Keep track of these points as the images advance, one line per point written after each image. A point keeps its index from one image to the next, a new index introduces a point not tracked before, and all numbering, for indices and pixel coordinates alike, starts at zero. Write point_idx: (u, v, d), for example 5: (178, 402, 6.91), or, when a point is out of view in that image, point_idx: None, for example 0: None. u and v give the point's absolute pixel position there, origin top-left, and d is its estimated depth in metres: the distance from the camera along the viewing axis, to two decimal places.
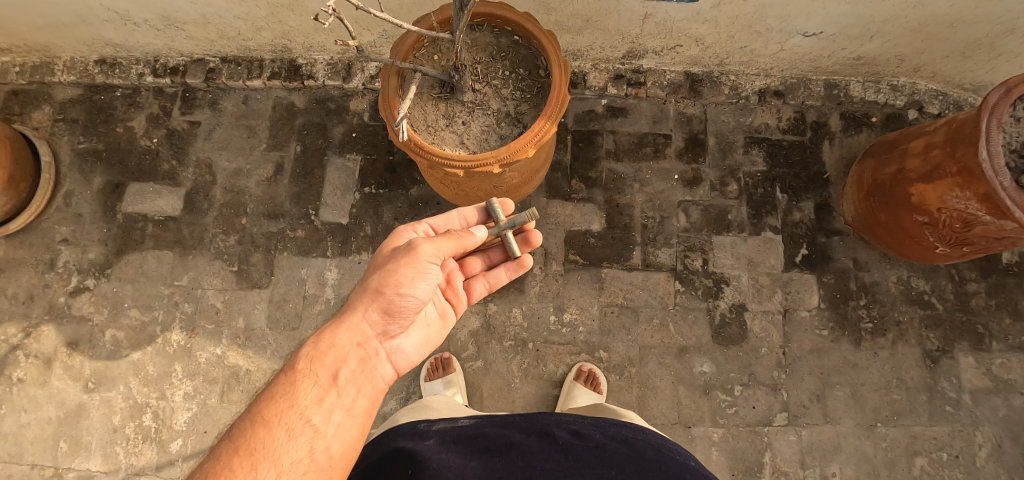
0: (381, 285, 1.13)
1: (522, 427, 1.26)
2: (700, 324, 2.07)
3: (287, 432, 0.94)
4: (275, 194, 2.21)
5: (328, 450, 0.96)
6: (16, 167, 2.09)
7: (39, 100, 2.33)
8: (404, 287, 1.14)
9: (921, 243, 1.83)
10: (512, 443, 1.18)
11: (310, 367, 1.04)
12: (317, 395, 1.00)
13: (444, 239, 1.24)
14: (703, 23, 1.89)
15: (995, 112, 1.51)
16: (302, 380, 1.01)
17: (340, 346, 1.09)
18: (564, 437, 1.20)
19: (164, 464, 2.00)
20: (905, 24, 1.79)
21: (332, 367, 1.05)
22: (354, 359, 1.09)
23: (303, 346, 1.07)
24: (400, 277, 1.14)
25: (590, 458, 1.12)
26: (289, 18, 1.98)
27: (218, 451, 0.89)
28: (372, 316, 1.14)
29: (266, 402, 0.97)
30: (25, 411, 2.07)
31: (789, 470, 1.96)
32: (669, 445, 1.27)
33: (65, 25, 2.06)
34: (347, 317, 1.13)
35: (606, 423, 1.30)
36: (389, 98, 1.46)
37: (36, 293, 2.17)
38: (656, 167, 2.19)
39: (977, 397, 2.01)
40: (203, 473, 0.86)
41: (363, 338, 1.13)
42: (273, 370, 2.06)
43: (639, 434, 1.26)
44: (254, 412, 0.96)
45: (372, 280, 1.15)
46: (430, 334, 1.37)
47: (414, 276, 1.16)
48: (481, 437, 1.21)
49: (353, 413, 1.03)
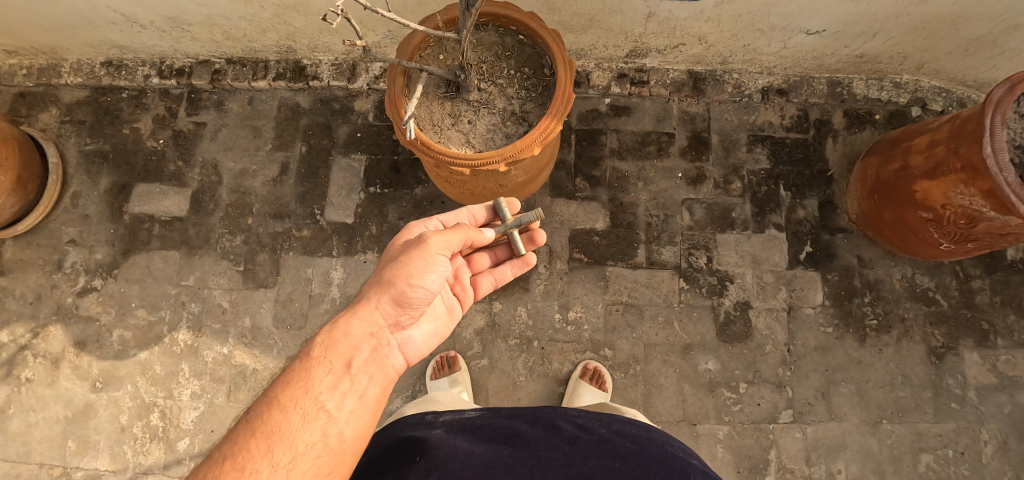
0: (394, 277, 1.14)
1: (528, 418, 1.26)
2: (705, 321, 2.08)
3: (302, 416, 0.95)
4: (281, 194, 2.22)
5: (340, 435, 0.97)
6: (24, 169, 2.11)
7: (46, 102, 2.35)
8: (416, 278, 1.16)
9: (925, 239, 1.83)
10: (518, 433, 1.18)
11: (324, 354, 1.04)
12: (332, 382, 1.01)
13: (454, 233, 1.25)
14: (706, 22, 1.89)
15: (999, 108, 1.51)
16: (317, 366, 1.02)
17: (354, 335, 1.09)
18: (569, 429, 1.20)
19: (172, 463, 2.01)
20: (907, 21, 1.80)
21: (346, 355, 1.06)
22: (368, 348, 1.10)
23: (318, 333, 1.07)
24: (413, 268, 1.16)
25: (595, 450, 1.12)
26: (294, 20, 1.99)
27: (235, 433, 0.90)
28: (385, 306, 1.15)
29: (282, 387, 0.98)
30: (33, 411, 2.08)
31: (795, 467, 1.96)
32: (672, 442, 1.27)
33: (72, 27, 2.08)
34: (360, 307, 1.14)
35: (610, 417, 1.29)
36: (396, 97, 1.47)
37: (44, 293, 2.19)
38: (660, 166, 2.19)
39: (983, 394, 2.01)
40: (221, 454, 0.86)
41: (376, 328, 1.14)
42: (280, 369, 2.08)
43: (644, 431, 1.26)
44: (269, 396, 0.97)
45: (386, 270, 1.16)
46: (438, 327, 1.38)
47: (427, 268, 1.17)
48: (487, 427, 1.21)
49: (365, 400, 1.04)
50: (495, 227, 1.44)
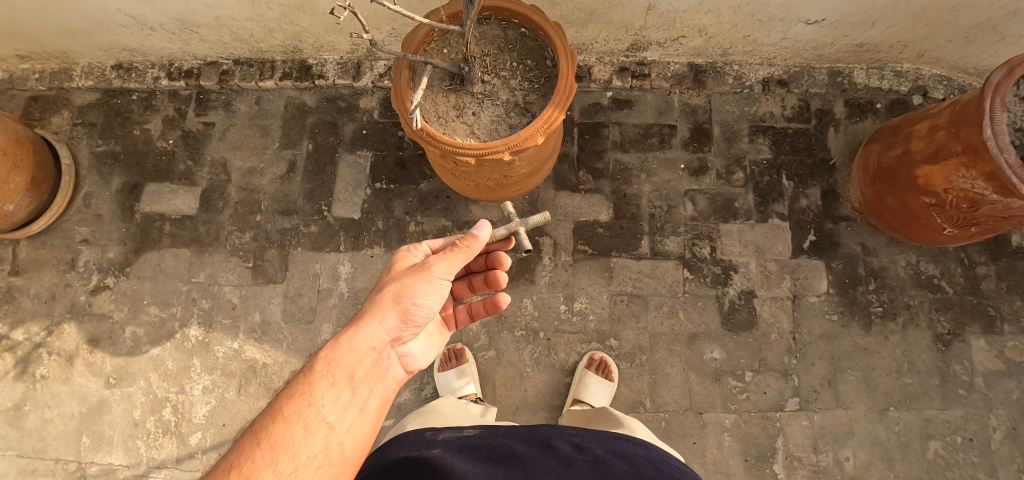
0: (398, 295, 1.20)
1: (525, 437, 1.26)
2: (709, 310, 2.09)
3: (304, 428, 0.96)
4: (289, 191, 2.26)
5: (341, 445, 0.99)
6: (38, 169, 2.15)
7: (59, 105, 2.40)
8: (417, 297, 1.21)
9: (929, 225, 1.84)
10: (515, 453, 1.18)
11: (327, 368, 1.07)
12: (334, 394, 1.03)
13: (455, 255, 1.28)
14: (706, 14, 1.92)
15: (998, 91, 1.53)
16: (319, 380, 1.04)
17: (358, 350, 1.12)
18: (564, 449, 1.20)
19: (184, 457, 2.04)
20: (906, 9, 1.81)
21: (348, 368, 1.08)
22: (370, 361, 1.12)
23: (321, 349, 1.10)
24: (414, 287, 1.21)
25: (588, 472, 1.11)
26: (300, 19, 2.03)
27: (241, 444, 0.92)
28: (388, 322, 1.18)
29: (285, 400, 1.00)
30: (48, 407, 2.12)
31: (802, 455, 1.97)
32: (668, 461, 1.27)
33: (84, 31, 2.13)
34: (363, 322, 1.17)
35: (606, 436, 1.30)
36: (401, 89, 1.50)
37: (57, 292, 2.23)
38: (663, 157, 2.22)
39: (990, 380, 2.01)
40: (226, 465, 0.88)
41: (378, 343, 1.16)
42: (290, 363, 2.11)
43: (639, 449, 1.26)
44: (274, 409, 0.99)
45: (387, 289, 1.21)
46: (433, 342, 1.41)
47: (427, 288, 1.22)
48: (485, 447, 1.21)
49: (365, 412, 1.06)
50: (500, 227, 1.47)
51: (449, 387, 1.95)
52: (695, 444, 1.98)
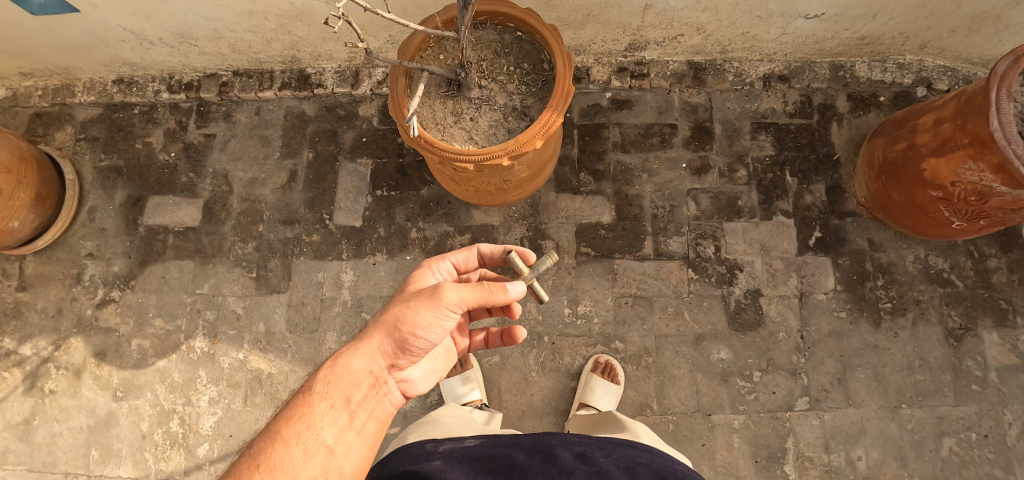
0: (398, 321, 1.12)
1: (527, 446, 1.24)
2: (715, 311, 2.07)
3: (303, 451, 0.97)
4: (290, 200, 2.26)
5: (340, 469, 0.99)
6: (43, 185, 2.17)
7: (62, 121, 2.41)
8: (419, 327, 1.11)
9: (936, 219, 1.81)
10: (516, 464, 1.16)
11: (327, 389, 1.07)
12: (333, 417, 1.03)
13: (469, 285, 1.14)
14: (703, 12, 1.90)
15: (1004, 82, 1.49)
16: (319, 401, 1.05)
17: (356, 373, 1.10)
18: (566, 458, 1.18)
19: (192, 468, 2.04)
20: (906, 2, 1.79)
21: (347, 390, 1.08)
22: (367, 384, 1.11)
23: (320, 369, 1.10)
24: (417, 316, 1.11)
25: None
26: (298, 29, 2.03)
27: (240, 465, 0.94)
28: (386, 347, 1.14)
29: (285, 421, 1.01)
30: (57, 421, 2.13)
31: (813, 455, 1.94)
32: (673, 467, 1.24)
33: (84, 47, 2.14)
34: (362, 343, 1.14)
35: (610, 442, 1.28)
36: (399, 97, 1.49)
37: (64, 307, 2.24)
38: (664, 157, 2.20)
39: (1004, 375, 1.97)
40: None
41: (377, 367, 1.14)
42: (295, 372, 2.11)
43: (643, 456, 1.25)
44: (273, 430, 1.00)
45: (390, 312, 1.14)
46: (437, 366, 1.38)
47: (431, 318, 1.11)
48: (486, 459, 1.20)
49: (363, 435, 1.06)
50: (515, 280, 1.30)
51: (455, 394, 1.95)
52: (704, 446, 1.96)
